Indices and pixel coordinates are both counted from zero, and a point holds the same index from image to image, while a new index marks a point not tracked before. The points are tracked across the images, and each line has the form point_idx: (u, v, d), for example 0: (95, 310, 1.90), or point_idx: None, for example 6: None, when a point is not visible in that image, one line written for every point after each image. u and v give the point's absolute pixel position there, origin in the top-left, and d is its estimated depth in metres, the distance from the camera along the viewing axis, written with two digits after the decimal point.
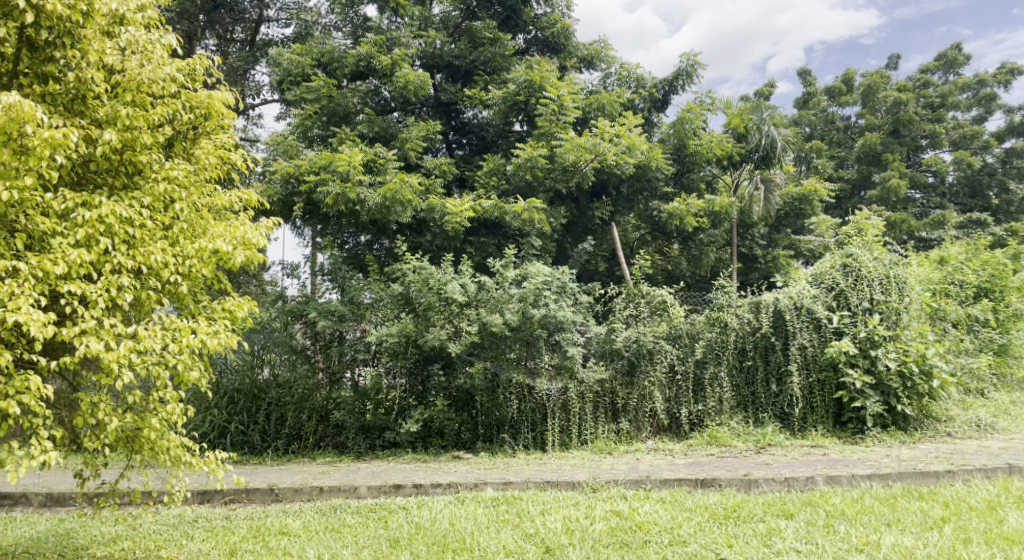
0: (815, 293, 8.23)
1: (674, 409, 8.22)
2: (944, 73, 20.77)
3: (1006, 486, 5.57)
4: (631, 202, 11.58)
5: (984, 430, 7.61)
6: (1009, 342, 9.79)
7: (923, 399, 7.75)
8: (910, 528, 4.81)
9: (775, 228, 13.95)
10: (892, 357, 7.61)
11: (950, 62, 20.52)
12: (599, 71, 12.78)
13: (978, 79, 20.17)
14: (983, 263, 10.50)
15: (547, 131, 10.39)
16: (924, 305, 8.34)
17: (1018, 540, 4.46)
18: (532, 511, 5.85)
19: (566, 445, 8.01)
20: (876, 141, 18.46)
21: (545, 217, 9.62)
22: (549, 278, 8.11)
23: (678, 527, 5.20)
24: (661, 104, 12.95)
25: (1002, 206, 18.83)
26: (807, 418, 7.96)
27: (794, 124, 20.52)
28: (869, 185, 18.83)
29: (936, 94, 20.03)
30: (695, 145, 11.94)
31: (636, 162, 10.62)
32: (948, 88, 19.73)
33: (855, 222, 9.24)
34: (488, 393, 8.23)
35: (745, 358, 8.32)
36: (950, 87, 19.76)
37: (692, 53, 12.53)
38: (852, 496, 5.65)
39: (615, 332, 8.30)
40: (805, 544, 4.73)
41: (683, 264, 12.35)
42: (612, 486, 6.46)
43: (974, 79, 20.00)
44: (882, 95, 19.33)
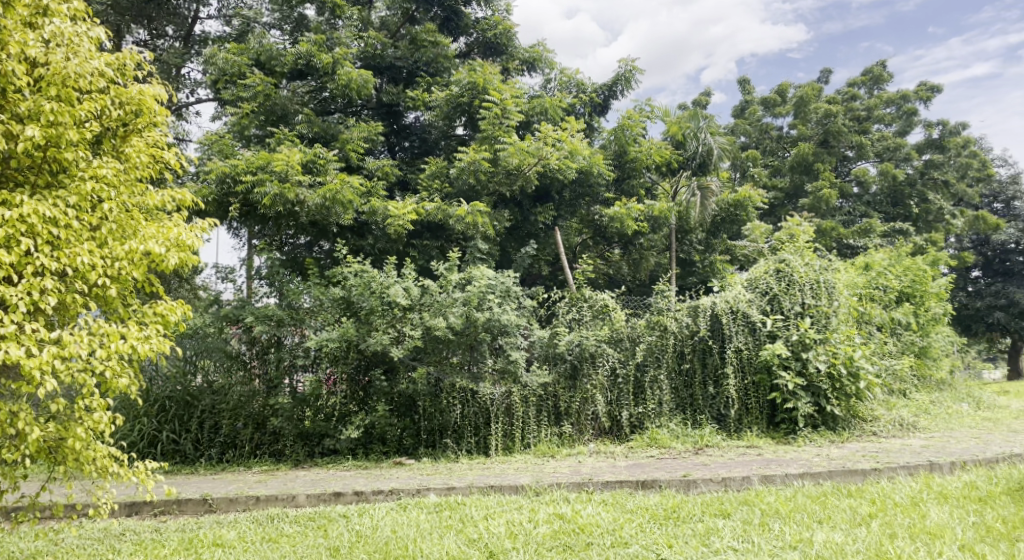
0: (750, 298, 8.50)
1: (616, 411, 8.30)
2: (871, 87, 21.73)
3: (928, 483, 5.89)
4: (574, 207, 11.67)
5: (907, 428, 7.99)
6: (928, 344, 10.34)
7: (850, 400, 8.06)
8: (840, 524, 5.03)
9: (711, 232, 14.03)
10: (822, 359, 7.94)
11: (875, 77, 21.51)
12: (539, 76, 12.90)
13: (901, 94, 21.12)
14: (905, 269, 10.96)
15: (490, 135, 10.37)
16: (851, 310, 8.74)
17: (940, 535, 4.69)
18: (475, 516, 5.84)
19: (509, 450, 7.98)
20: (807, 151, 19.20)
21: (489, 221, 9.59)
22: (493, 282, 8.10)
23: (620, 528, 5.29)
24: (601, 109, 13.13)
25: (922, 215, 19.78)
26: (742, 419, 8.16)
27: (730, 134, 21.15)
28: (801, 193, 19.63)
29: (862, 107, 20.94)
30: (636, 152, 12.26)
31: (578, 167, 10.76)
32: (874, 102, 20.67)
33: (787, 229, 9.74)
34: (431, 398, 8.20)
35: (684, 362, 8.50)
36: (875, 101, 20.71)
37: (629, 58, 12.79)
38: (785, 494, 5.87)
39: (558, 336, 8.37)
40: (742, 542, 4.88)
41: (624, 269, 12.76)
42: (555, 489, 6.50)
43: (898, 94, 20.97)
44: (813, 107, 20.12)
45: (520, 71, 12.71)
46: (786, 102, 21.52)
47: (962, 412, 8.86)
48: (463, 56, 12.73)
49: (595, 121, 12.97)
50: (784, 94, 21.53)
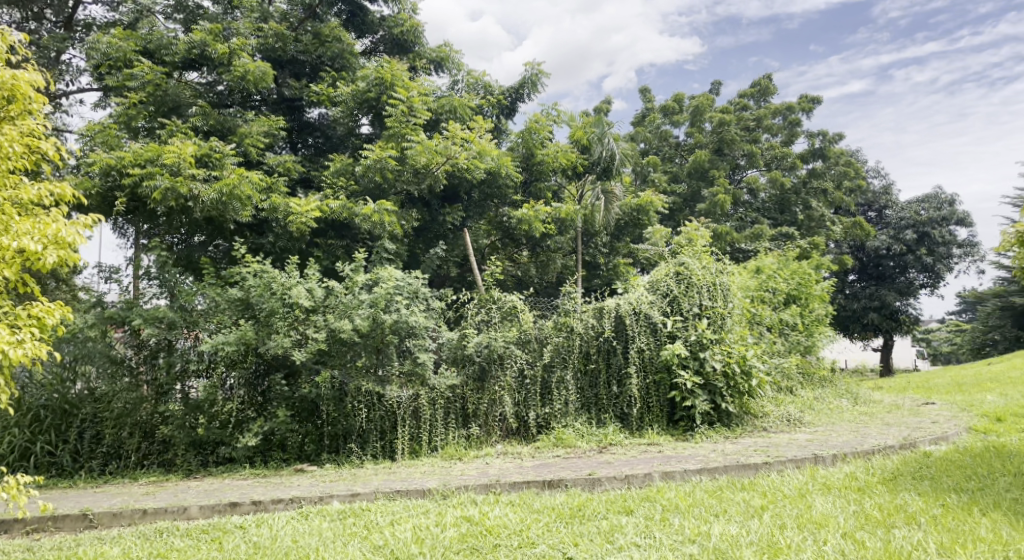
0: (652, 300, 8.80)
1: (523, 412, 8.33)
2: (758, 99, 22.77)
3: (812, 475, 6.30)
4: (482, 209, 11.76)
5: (794, 424, 8.49)
6: (812, 343, 11.05)
7: (743, 397, 8.50)
8: (735, 517, 5.28)
9: (615, 236, 14.43)
10: (718, 358, 8.34)
11: (763, 90, 22.50)
12: (447, 76, 12.79)
13: (787, 105, 22.05)
14: (792, 272, 11.66)
15: (397, 132, 10.21)
16: (744, 311, 9.24)
17: (824, 524, 5.02)
18: (381, 522, 5.71)
19: (416, 453, 7.86)
20: (704, 159, 20.13)
21: (396, 220, 9.42)
22: (401, 283, 7.98)
23: (527, 529, 5.32)
24: (508, 112, 13.26)
25: (805, 221, 21.16)
26: (644, 417, 8.39)
27: (631, 140, 21.86)
28: (698, 199, 20.55)
29: (752, 118, 22.13)
30: (543, 154, 12.51)
31: (486, 168, 10.79)
32: (762, 112, 21.79)
33: (686, 234, 10.17)
34: (335, 403, 7.96)
35: (589, 362, 8.67)
36: (763, 112, 21.83)
37: (535, 61, 12.95)
38: (684, 490, 6.11)
39: (467, 337, 8.35)
40: (644, 538, 5.03)
41: (532, 271, 12.93)
42: (462, 492, 6.47)
43: (783, 105, 21.92)
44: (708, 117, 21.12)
45: (428, 70, 12.49)
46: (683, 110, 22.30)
47: (842, 407, 9.53)
48: (369, 54, 12.47)
49: (503, 124, 13.10)
50: (681, 103, 22.45)
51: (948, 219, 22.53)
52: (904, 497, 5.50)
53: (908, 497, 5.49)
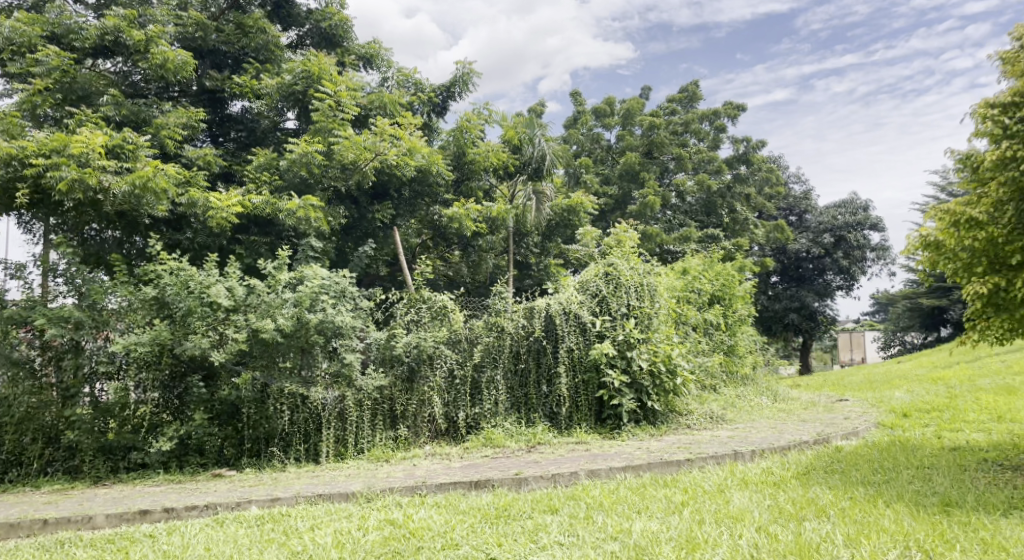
0: (582, 300, 8.87)
1: (452, 412, 8.26)
2: (686, 105, 23.38)
3: (732, 471, 6.46)
4: (413, 207, 11.55)
5: (716, 421, 8.73)
6: (735, 342, 11.39)
7: (668, 395, 8.70)
8: (656, 513, 5.37)
9: (547, 236, 14.53)
10: (644, 357, 8.52)
11: (690, 96, 23.12)
12: (376, 73, 12.61)
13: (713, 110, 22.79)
14: (717, 273, 12.00)
15: (323, 127, 10.10)
16: (670, 311, 9.48)
17: (741, 518, 5.15)
18: (300, 527, 5.55)
19: (341, 456, 7.71)
20: (634, 161, 20.54)
21: (322, 216, 9.25)
22: (328, 282, 7.80)
23: (451, 531, 5.27)
24: (439, 109, 13.30)
25: (730, 224, 21.87)
26: (573, 416, 8.47)
27: (564, 143, 22.07)
28: (629, 201, 20.92)
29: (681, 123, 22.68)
30: (474, 153, 12.54)
31: (416, 166, 10.73)
32: (691, 117, 22.15)
33: (615, 235, 10.31)
34: (256, 405, 7.71)
35: (519, 362, 8.66)
36: (692, 116, 22.22)
37: (466, 61, 12.93)
38: (609, 487, 6.17)
39: (395, 338, 8.20)
40: (568, 536, 5.05)
41: (463, 271, 13.05)
42: (387, 495, 6.36)
43: (709, 110, 22.63)
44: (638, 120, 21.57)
45: (356, 66, 12.32)
46: (614, 114, 22.84)
47: (762, 404, 9.87)
48: (296, 47, 12.21)
49: (434, 122, 13.09)
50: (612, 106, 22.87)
51: (862, 224, 23.45)
52: (816, 491, 5.70)
53: (818, 491, 5.70)
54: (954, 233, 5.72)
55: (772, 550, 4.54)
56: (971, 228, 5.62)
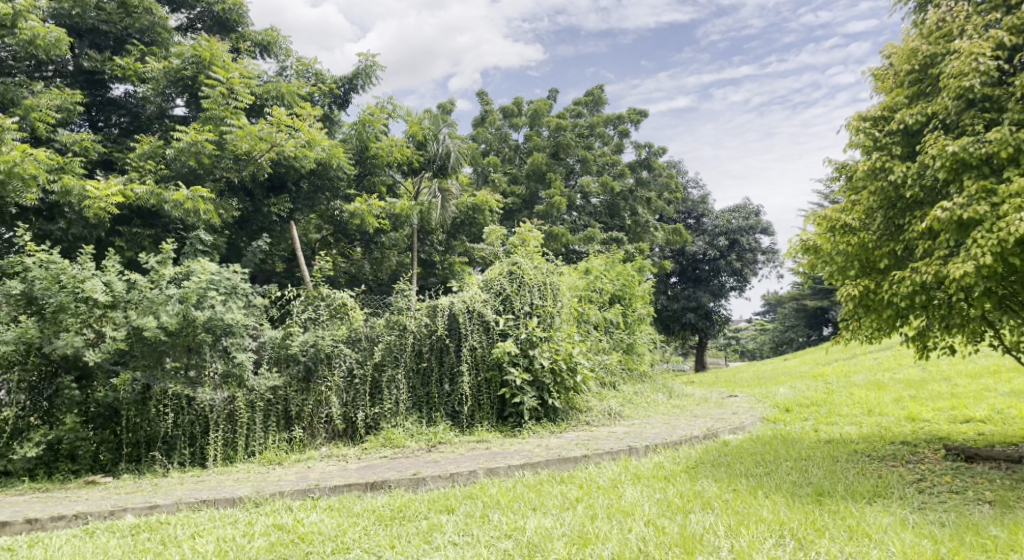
0: (486, 298, 8.87)
1: (351, 413, 8.02)
2: (592, 109, 23.69)
3: (625, 466, 6.62)
4: (312, 201, 11.34)
5: (613, 417, 8.94)
6: (634, 341, 11.72)
7: (568, 393, 8.83)
8: (551, 510, 5.41)
9: (452, 234, 14.53)
10: (545, 356, 8.63)
11: (596, 100, 23.49)
12: (274, 61, 12.43)
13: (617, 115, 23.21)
14: (618, 274, 12.30)
15: (215, 116, 9.79)
16: (572, 310, 9.65)
17: (630, 512, 5.26)
18: (179, 536, 5.25)
19: (230, 459, 7.37)
20: (541, 161, 20.81)
21: (212, 209, 8.87)
22: (216, 278, 7.42)
23: (342, 534, 5.11)
24: (341, 101, 13.21)
25: (633, 227, 22.32)
26: (474, 414, 8.43)
27: (472, 141, 22.11)
28: (537, 201, 21.18)
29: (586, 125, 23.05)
30: (377, 148, 12.38)
31: (316, 159, 10.64)
32: (595, 119, 22.75)
33: (520, 234, 10.37)
34: (137, 406, 7.30)
35: (421, 360, 8.55)
36: (597, 118, 22.83)
37: (368, 53, 12.96)
38: (506, 485, 6.17)
39: (291, 336, 7.92)
40: (462, 536, 5.00)
41: (365, 268, 12.89)
42: (276, 499, 6.11)
43: (615, 114, 23.10)
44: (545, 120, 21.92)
45: (253, 54, 12.11)
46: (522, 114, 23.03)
47: (658, 401, 10.20)
48: (186, 29, 11.78)
49: (335, 114, 12.96)
50: (520, 106, 23.09)
51: (754, 227, 24.70)
52: (702, 484, 5.91)
53: (705, 484, 5.90)
54: (830, 237, 6.09)
55: (658, 543, 4.61)
56: (845, 233, 5.95)
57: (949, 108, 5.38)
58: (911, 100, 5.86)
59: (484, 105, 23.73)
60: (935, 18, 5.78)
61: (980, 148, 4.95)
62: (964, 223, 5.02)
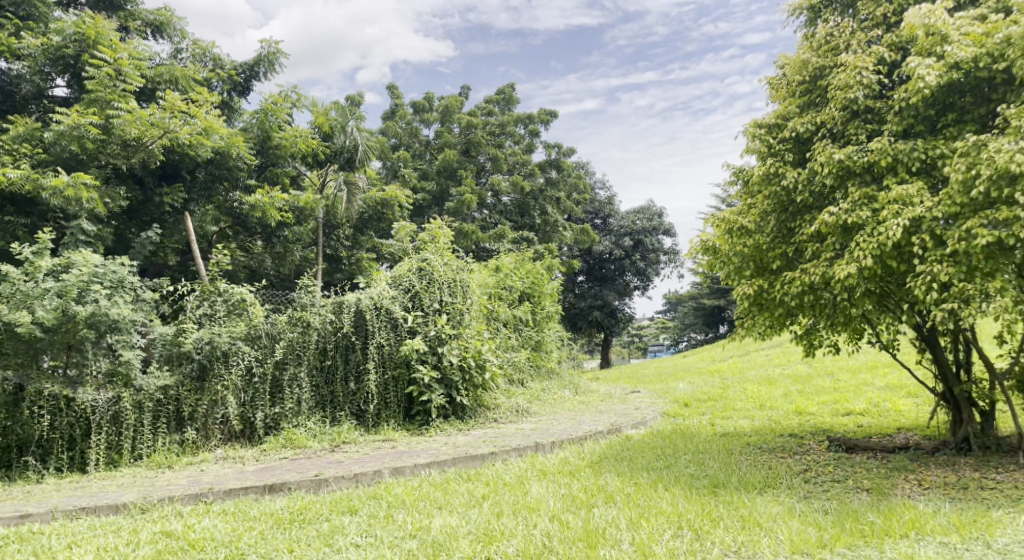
0: (394, 295, 8.72)
1: (249, 413, 7.64)
2: (503, 107, 23.86)
3: (532, 462, 6.67)
4: (209, 191, 10.81)
5: (521, 414, 9.01)
6: (542, 338, 11.88)
7: (477, 390, 8.82)
8: (457, 508, 5.36)
9: (360, 228, 14.24)
10: (455, 353, 8.58)
11: (507, 98, 23.63)
12: (168, 42, 11.79)
13: (528, 115, 23.38)
14: (527, 272, 12.41)
15: (101, 98, 9.16)
16: (481, 307, 9.65)
17: (535, 508, 5.29)
18: (53, 546, 4.84)
19: (114, 464, 6.85)
20: (452, 158, 20.69)
21: (97, 197, 8.30)
22: (101, 271, 6.92)
23: (237, 539, 4.86)
24: (242, 88, 12.69)
25: (542, 226, 22.64)
26: (380, 413, 8.26)
27: (382, 135, 21.74)
28: (447, 198, 21.09)
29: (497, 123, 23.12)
30: (280, 138, 11.92)
31: (213, 147, 10.16)
32: (507, 118, 22.87)
33: (429, 231, 10.26)
34: (7, 409, 6.61)
35: (325, 359, 8.29)
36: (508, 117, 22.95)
37: (271, 40, 12.48)
38: (411, 484, 6.07)
39: (184, 333, 7.51)
40: (364, 537, 4.87)
41: (267, 262, 12.51)
42: (165, 505, 5.72)
43: (525, 114, 23.28)
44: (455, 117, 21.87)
45: (144, 34, 11.43)
46: (433, 110, 22.84)
47: (564, 397, 10.36)
48: (69, 5, 10.97)
49: (235, 102, 12.36)
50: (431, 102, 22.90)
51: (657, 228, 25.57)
52: (606, 478, 6.04)
53: (608, 478, 6.03)
54: (728, 239, 6.43)
55: (562, 538, 4.65)
56: (742, 235, 6.30)
57: (835, 118, 5.73)
58: (802, 109, 6.22)
59: (395, 99, 23.37)
60: (824, 32, 6.17)
61: (863, 157, 5.31)
62: (848, 227, 5.36)
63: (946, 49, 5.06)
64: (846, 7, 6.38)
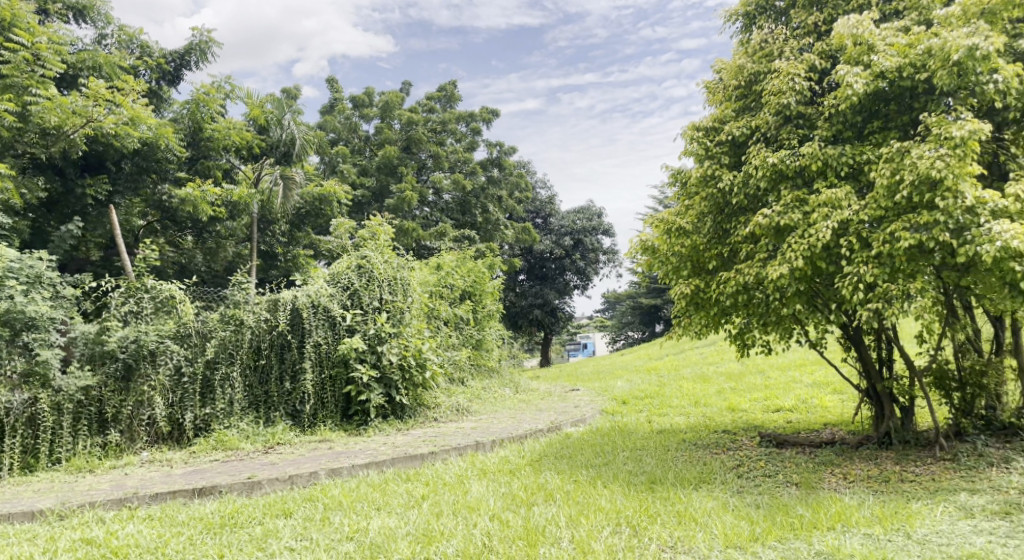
0: (332, 292, 8.51)
1: (177, 414, 7.32)
2: (444, 104, 23.67)
3: (472, 461, 6.63)
4: (135, 183, 10.44)
5: (461, 413, 8.97)
6: (483, 337, 11.85)
7: (417, 389, 8.73)
8: (395, 509, 5.28)
9: (297, 224, 13.89)
10: (394, 352, 8.46)
11: (449, 95, 23.48)
12: (91, 27, 11.22)
13: (470, 113, 23.31)
14: (469, 270, 12.37)
15: (17, 82, 8.64)
16: (422, 305, 9.55)
17: (476, 508, 5.25)
18: None
19: (29, 468, 6.46)
20: (393, 154, 20.40)
21: (12, 187, 7.83)
22: (15, 265, 6.61)
23: (164, 546, 4.65)
24: (171, 77, 12.23)
25: (483, 224, 22.64)
26: (317, 413, 8.06)
27: (319, 129, 21.27)
28: (387, 195, 20.80)
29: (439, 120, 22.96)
30: (212, 130, 11.56)
31: (140, 137, 9.73)
32: (448, 115, 22.74)
33: (369, 227, 10.09)
34: None
35: (259, 358, 8.02)
36: (450, 115, 22.82)
37: (203, 28, 12.03)
38: (349, 486, 5.94)
39: (108, 331, 7.11)
40: (299, 541, 4.73)
41: (198, 258, 12.09)
42: (86, 511, 5.43)
43: (467, 112, 23.19)
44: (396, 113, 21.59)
45: (65, 17, 10.85)
46: (373, 105, 22.50)
47: (505, 395, 10.36)
48: None
49: (164, 91, 11.87)
50: (371, 97, 22.55)
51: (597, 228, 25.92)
52: (546, 476, 6.06)
53: (548, 476, 6.06)
54: (666, 239, 6.54)
55: (502, 538, 4.63)
56: (679, 235, 6.42)
57: (769, 123, 5.91)
58: (738, 113, 6.39)
59: (334, 92, 22.91)
60: (759, 39, 6.37)
61: (795, 161, 5.50)
62: (780, 228, 5.54)
63: (872, 59, 5.30)
64: (779, 15, 6.61)
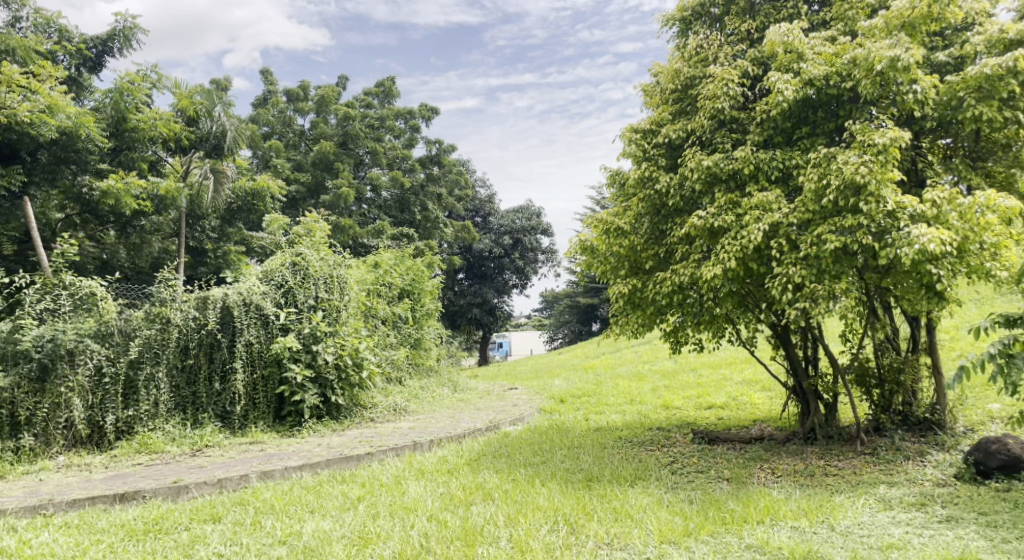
0: (265, 290, 8.23)
1: (97, 417, 6.96)
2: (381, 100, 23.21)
3: (410, 461, 6.55)
4: (52, 175, 10.05)
5: (398, 413, 8.87)
6: (422, 336, 11.74)
7: (353, 390, 8.58)
8: (331, 512, 5.16)
9: (228, 220, 13.43)
10: (330, 351, 8.28)
11: (387, 91, 23.12)
12: (4, 9, 10.43)
13: (409, 110, 23.05)
14: (407, 268, 12.23)
15: None
16: (359, 304, 9.38)
17: (414, 508, 5.18)
18: None
19: None
20: (329, 150, 19.97)
21: None
22: None
23: (82, 555, 4.40)
24: (92, 64, 11.65)
25: (422, 222, 22.43)
26: (248, 415, 7.82)
27: (252, 122, 20.63)
28: (323, 191, 20.35)
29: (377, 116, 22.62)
30: (137, 120, 10.99)
31: (58, 126, 9.22)
32: (386, 112, 22.43)
33: (305, 224, 9.84)
34: None
35: (187, 358, 7.69)
36: (388, 111, 22.51)
37: (128, 15, 11.44)
38: (282, 489, 5.77)
39: (21, 330, 6.68)
40: (229, 546, 4.55)
41: (121, 254, 11.53)
42: None
43: (406, 109, 22.93)
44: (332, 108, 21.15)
45: None
46: (308, 100, 21.98)
47: (443, 395, 10.29)
48: None
49: (85, 78, 11.31)
50: (307, 91, 22.02)
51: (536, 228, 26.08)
52: (484, 475, 6.04)
53: (486, 475, 6.05)
54: (605, 239, 6.60)
55: (440, 538, 4.59)
56: (618, 236, 6.48)
57: (704, 126, 6.05)
58: (674, 116, 6.52)
59: (267, 85, 22.25)
60: (694, 44, 6.53)
61: (729, 164, 5.65)
62: (715, 230, 5.68)
63: (802, 66, 5.50)
64: (713, 21, 6.79)
